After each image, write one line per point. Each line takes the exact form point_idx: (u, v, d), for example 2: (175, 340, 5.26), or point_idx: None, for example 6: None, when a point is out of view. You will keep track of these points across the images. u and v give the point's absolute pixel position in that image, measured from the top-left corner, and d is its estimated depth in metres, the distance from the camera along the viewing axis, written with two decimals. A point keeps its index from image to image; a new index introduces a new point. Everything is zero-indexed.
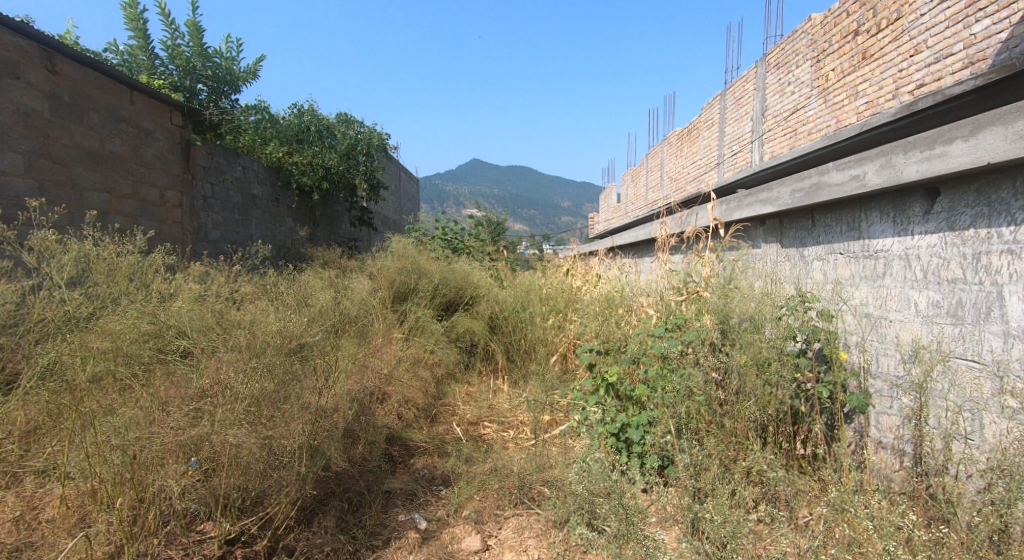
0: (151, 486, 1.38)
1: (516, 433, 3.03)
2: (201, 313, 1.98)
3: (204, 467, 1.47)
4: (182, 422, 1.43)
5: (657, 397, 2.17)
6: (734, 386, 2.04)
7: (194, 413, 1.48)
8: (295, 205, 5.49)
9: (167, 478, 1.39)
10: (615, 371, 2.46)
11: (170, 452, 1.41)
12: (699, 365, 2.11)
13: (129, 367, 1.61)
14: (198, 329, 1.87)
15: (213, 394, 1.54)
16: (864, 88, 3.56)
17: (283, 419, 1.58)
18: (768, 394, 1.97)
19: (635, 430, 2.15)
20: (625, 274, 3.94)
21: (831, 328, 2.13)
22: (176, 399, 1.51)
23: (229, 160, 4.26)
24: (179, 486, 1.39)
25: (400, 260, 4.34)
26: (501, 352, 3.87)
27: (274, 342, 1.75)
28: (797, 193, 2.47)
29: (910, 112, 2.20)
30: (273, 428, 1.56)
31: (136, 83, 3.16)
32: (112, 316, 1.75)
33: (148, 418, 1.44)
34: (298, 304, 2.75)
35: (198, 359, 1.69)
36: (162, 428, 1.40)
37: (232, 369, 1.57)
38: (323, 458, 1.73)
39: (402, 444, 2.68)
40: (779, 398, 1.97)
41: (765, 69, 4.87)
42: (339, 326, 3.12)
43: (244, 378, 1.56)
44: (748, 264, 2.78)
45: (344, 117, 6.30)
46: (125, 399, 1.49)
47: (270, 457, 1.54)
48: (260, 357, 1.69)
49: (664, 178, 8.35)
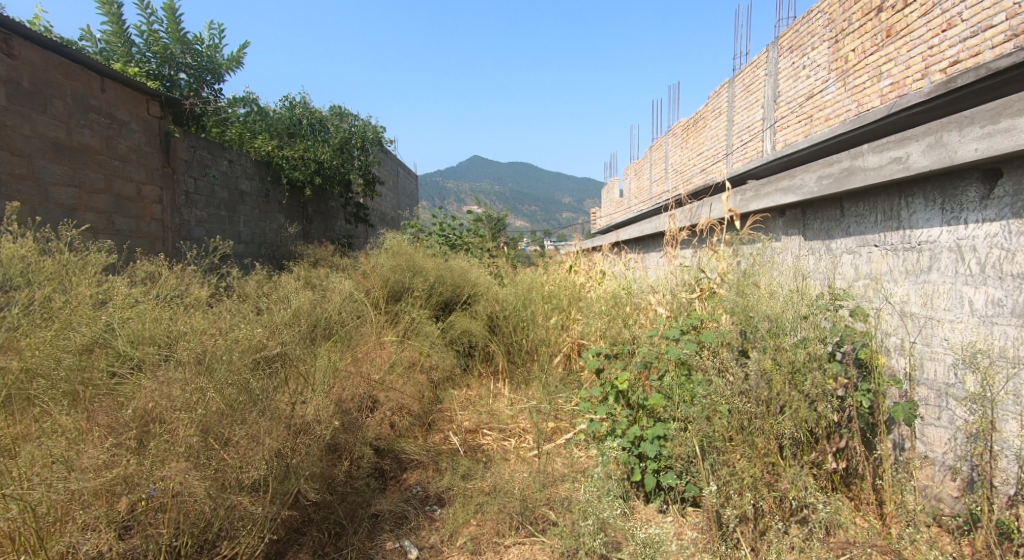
0: (66, 543, 1.17)
1: (518, 443, 2.83)
2: (158, 326, 1.77)
3: (140, 512, 1.26)
4: (94, 465, 1.22)
5: (678, 408, 1.96)
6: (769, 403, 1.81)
7: (113, 450, 1.27)
8: (286, 201, 5.23)
9: (90, 530, 1.19)
10: (625, 377, 2.17)
11: (96, 496, 1.22)
12: (723, 375, 1.88)
13: (53, 393, 1.41)
14: (137, 344, 1.67)
15: (150, 423, 1.35)
16: (889, 68, 3.32)
17: (238, 448, 1.39)
18: (803, 406, 1.74)
19: (650, 445, 1.94)
20: (631, 270, 3.73)
21: (869, 329, 1.91)
22: (96, 432, 1.30)
23: (213, 154, 4.04)
24: (102, 539, 1.18)
25: (394, 257, 4.12)
26: (502, 354, 3.66)
27: (223, 360, 1.56)
28: (824, 180, 2.26)
29: (950, 88, 1.98)
30: (225, 459, 1.36)
31: (107, 69, 2.93)
32: (39, 333, 1.56)
33: (66, 455, 1.24)
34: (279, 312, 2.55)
35: (136, 381, 1.50)
36: (81, 468, 1.21)
37: (173, 393, 1.38)
38: (293, 486, 1.53)
39: (394, 457, 2.48)
40: (815, 412, 1.74)
41: (777, 53, 4.64)
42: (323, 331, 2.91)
43: (187, 404, 1.38)
44: (768, 259, 2.56)
45: (337, 110, 6.12)
46: (44, 430, 1.31)
47: (218, 490, 1.32)
48: (210, 376, 1.50)
49: (668, 171, 8.12)
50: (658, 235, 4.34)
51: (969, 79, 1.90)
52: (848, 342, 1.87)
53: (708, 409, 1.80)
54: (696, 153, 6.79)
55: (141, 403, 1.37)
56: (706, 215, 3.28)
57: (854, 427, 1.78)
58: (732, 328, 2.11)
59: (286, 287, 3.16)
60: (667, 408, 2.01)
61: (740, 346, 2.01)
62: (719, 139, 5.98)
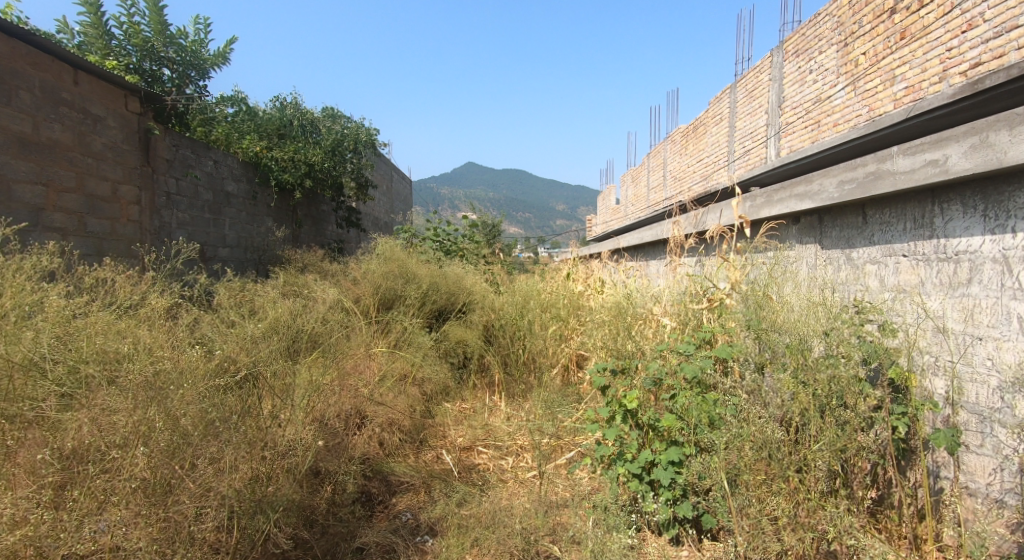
0: None
1: (516, 462, 2.66)
2: (113, 344, 1.58)
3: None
4: (8, 517, 1.15)
5: (697, 433, 1.78)
6: (798, 428, 1.66)
7: (40, 498, 1.21)
8: (274, 204, 5.04)
9: None
10: (634, 396, 1.93)
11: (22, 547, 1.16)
12: (753, 399, 1.72)
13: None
14: (95, 361, 1.52)
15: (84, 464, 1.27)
16: (904, 71, 3.21)
17: (185, 493, 1.33)
18: (835, 434, 1.58)
19: (663, 472, 1.75)
20: (634, 279, 3.57)
21: (903, 345, 1.76)
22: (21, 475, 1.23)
23: (198, 153, 3.86)
24: None
25: (385, 263, 3.94)
26: (498, 365, 3.48)
27: (181, 385, 1.48)
28: (847, 185, 2.12)
29: (978, 90, 1.85)
30: (169, 506, 1.30)
31: (80, 61, 2.75)
32: None
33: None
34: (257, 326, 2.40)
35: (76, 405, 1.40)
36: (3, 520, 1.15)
37: (111, 432, 1.30)
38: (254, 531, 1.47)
39: (382, 478, 2.30)
40: (847, 440, 1.59)
41: (782, 57, 4.53)
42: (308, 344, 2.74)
43: (129, 444, 1.30)
44: (785, 268, 2.41)
45: (329, 111, 5.96)
46: None
47: (161, 544, 1.27)
48: (165, 403, 1.41)
49: (667, 178, 8.00)
50: (662, 242, 4.18)
51: (999, 81, 1.78)
52: (881, 361, 1.72)
53: (733, 436, 1.64)
54: (696, 159, 6.67)
55: (77, 438, 1.29)
56: (715, 222, 3.12)
57: (890, 454, 1.62)
58: (749, 344, 1.95)
59: (267, 299, 2.96)
60: (684, 431, 1.82)
61: (758, 363, 1.86)
62: (721, 146, 5.86)
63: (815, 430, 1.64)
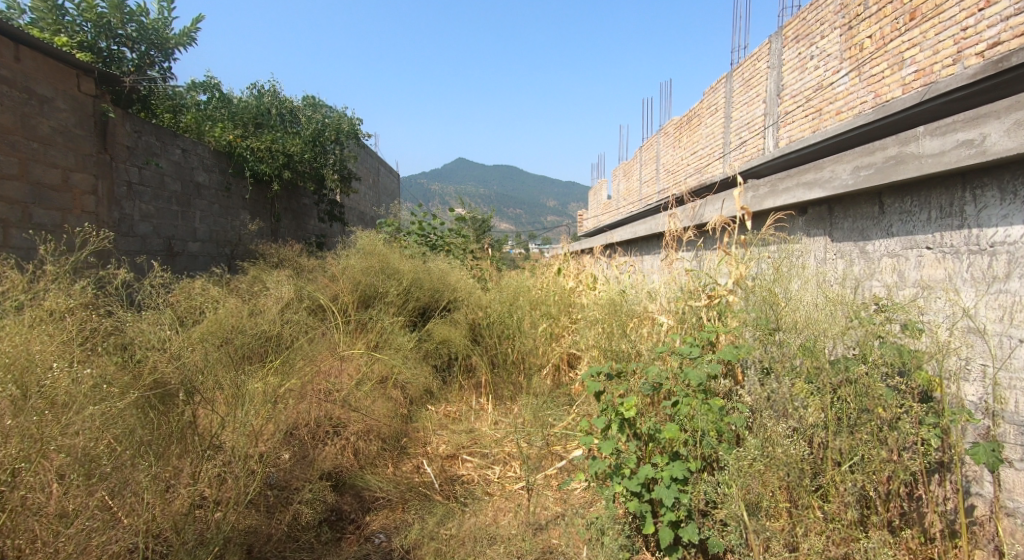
0: None
1: (503, 472, 2.47)
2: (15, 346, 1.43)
3: None
4: None
5: (707, 447, 1.59)
6: (824, 441, 1.48)
7: None
8: (250, 196, 4.77)
9: None
10: (632, 403, 1.74)
11: None
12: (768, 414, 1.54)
13: None
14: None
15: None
16: (913, 54, 3.07)
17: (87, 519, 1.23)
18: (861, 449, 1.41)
19: (666, 490, 1.55)
20: (628, 275, 3.38)
21: (932, 347, 1.58)
22: None
23: (163, 141, 3.61)
24: None
25: (365, 258, 3.72)
26: (485, 366, 3.28)
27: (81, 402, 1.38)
28: (863, 171, 1.95)
29: (1005, 66, 1.69)
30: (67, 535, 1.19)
31: (22, 35, 2.50)
32: None
33: None
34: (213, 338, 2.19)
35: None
36: None
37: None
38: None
39: (355, 493, 2.10)
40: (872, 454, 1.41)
41: (780, 43, 4.35)
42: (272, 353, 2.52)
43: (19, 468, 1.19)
44: (793, 263, 2.23)
45: (309, 100, 5.71)
46: None
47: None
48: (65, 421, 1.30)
49: (659, 171, 7.83)
50: (657, 236, 3.99)
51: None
52: (911, 365, 1.54)
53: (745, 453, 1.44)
54: (689, 152, 6.50)
55: None
56: (715, 213, 2.93)
57: (926, 469, 1.45)
58: (757, 345, 1.76)
59: (230, 304, 2.73)
60: (690, 444, 1.63)
61: (765, 367, 1.69)
62: (716, 137, 5.68)
63: (850, 446, 1.47)
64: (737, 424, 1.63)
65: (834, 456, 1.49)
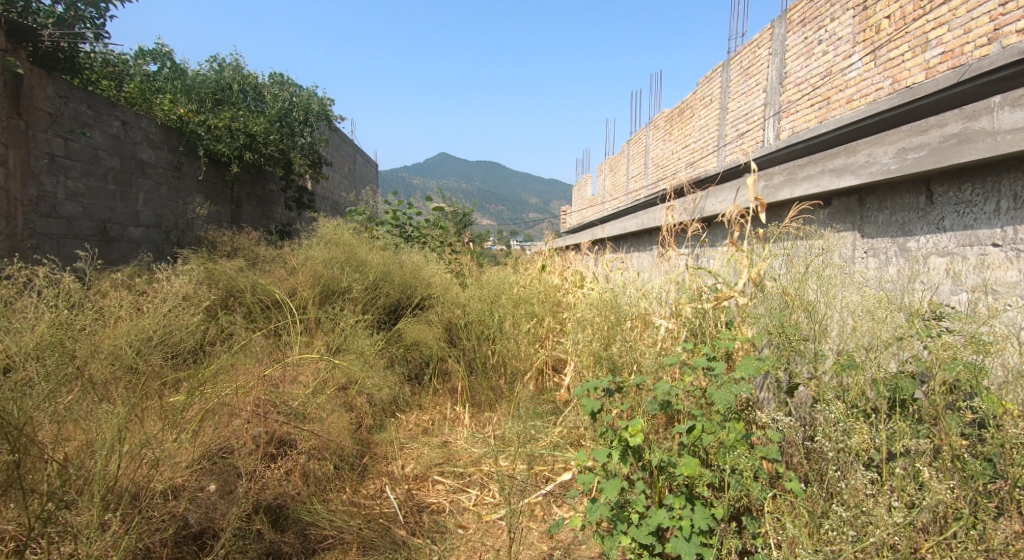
0: None
1: (479, 498, 2.13)
2: None
3: None
4: None
5: (733, 487, 1.29)
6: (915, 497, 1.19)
7: None
8: (205, 177, 4.32)
9: None
10: (637, 428, 1.44)
11: None
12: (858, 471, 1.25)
13: None
14: None
15: None
16: (940, 34, 2.85)
17: None
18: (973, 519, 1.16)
19: (685, 545, 1.23)
20: (621, 272, 3.05)
21: (1008, 367, 1.30)
22: None
23: (97, 110, 3.20)
24: None
25: (329, 249, 3.33)
26: (462, 372, 2.93)
27: None
28: (911, 154, 1.66)
29: None
30: None
31: None
32: None
33: None
34: (118, 352, 1.84)
35: None
36: None
37: None
38: None
39: (299, 531, 1.74)
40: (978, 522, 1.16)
41: (784, 28, 4.09)
42: (204, 362, 2.14)
43: None
44: (827, 263, 1.91)
45: (277, 77, 5.27)
46: None
47: None
48: None
49: (648, 166, 7.56)
50: (653, 231, 3.68)
51: None
52: (973, 383, 1.28)
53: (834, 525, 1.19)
54: (681, 145, 6.21)
55: None
56: (723, 205, 2.61)
57: (1008, 518, 1.17)
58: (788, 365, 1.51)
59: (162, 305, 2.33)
60: (712, 482, 1.33)
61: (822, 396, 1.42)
62: (709, 129, 5.42)
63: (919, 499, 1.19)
64: (768, 457, 1.33)
65: (896, 506, 1.20)
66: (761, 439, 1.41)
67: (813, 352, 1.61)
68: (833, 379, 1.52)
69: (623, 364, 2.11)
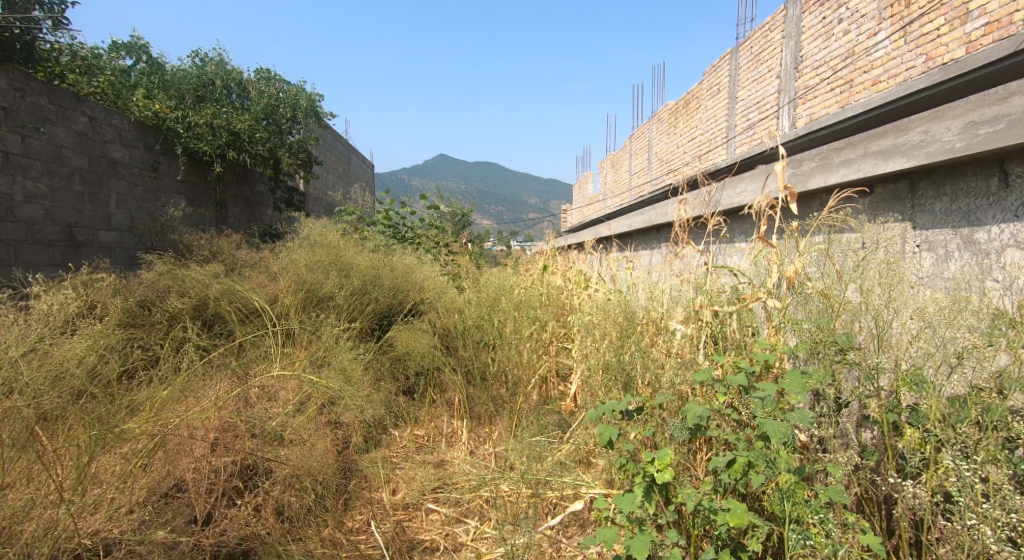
0: None
1: (478, 531, 1.87)
2: None
3: None
4: None
5: (794, 543, 1.04)
6: None
7: None
8: (185, 177, 4.07)
9: None
10: (665, 459, 1.22)
11: None
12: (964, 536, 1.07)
13: None
14: None
15: None
16: (982, 4, 2.62)
17: None
18: None
19: None
20: (631, 272, 2.79)
21: None
22: None
23: (60, 104, 2.97)
24: None
25: (313, 251, 3.08)
26: (459, 384, 2.67)
27: None
28: (982, 128, 1.41)
29: None
30: None
31: None
32: None
33: None
34: (50, 392, 1.67)
35: None
36: None
37: None
38: None
39: None
40: None
41: (799, 9, 3.83)
42: (162, 388, 1.92)
43: None
44: (880, 258, 1.65)
45: (263, 72, 5.03)
46: None
47: None
48: None
49: (652, 161, 7.30)
50: (663, 227, 3.43)
51: None
52: None
53: None
54: (687, 138, 5.96)
55: None
56: (748, 195, 2.35)
57: None
58: (830, 384, 1.30)
59: (118, 337, 2.13)
60: (764, 535, 1.08)
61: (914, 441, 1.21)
62: (717, 120, 5.16)
63: None
64: (833, 500, 1.10)
65: None
66: (821, 475, 1.16)
67: (871, 363, 1.35)
68: (899, 396, 1.27)
69: (639, 376, 1.86)
